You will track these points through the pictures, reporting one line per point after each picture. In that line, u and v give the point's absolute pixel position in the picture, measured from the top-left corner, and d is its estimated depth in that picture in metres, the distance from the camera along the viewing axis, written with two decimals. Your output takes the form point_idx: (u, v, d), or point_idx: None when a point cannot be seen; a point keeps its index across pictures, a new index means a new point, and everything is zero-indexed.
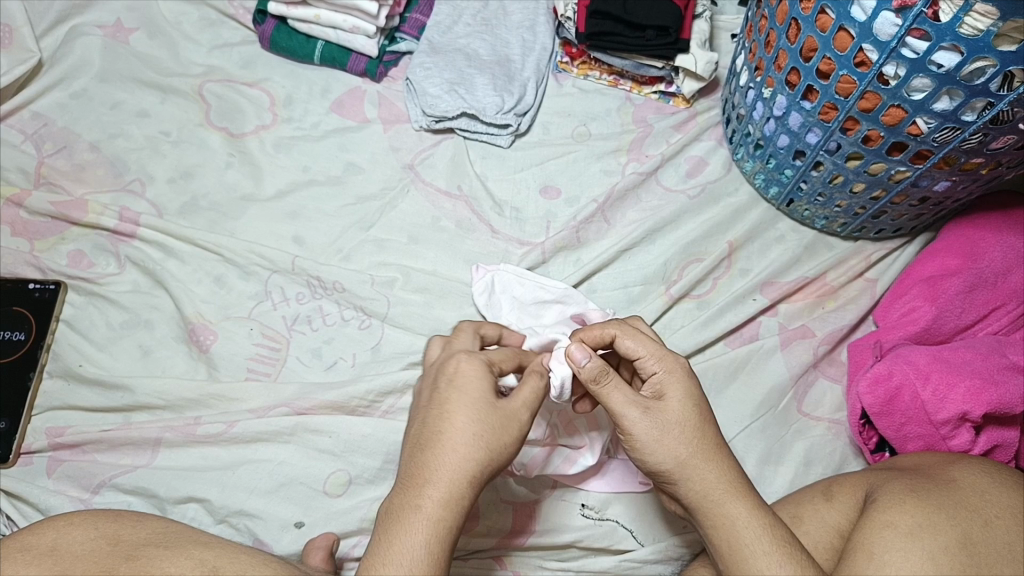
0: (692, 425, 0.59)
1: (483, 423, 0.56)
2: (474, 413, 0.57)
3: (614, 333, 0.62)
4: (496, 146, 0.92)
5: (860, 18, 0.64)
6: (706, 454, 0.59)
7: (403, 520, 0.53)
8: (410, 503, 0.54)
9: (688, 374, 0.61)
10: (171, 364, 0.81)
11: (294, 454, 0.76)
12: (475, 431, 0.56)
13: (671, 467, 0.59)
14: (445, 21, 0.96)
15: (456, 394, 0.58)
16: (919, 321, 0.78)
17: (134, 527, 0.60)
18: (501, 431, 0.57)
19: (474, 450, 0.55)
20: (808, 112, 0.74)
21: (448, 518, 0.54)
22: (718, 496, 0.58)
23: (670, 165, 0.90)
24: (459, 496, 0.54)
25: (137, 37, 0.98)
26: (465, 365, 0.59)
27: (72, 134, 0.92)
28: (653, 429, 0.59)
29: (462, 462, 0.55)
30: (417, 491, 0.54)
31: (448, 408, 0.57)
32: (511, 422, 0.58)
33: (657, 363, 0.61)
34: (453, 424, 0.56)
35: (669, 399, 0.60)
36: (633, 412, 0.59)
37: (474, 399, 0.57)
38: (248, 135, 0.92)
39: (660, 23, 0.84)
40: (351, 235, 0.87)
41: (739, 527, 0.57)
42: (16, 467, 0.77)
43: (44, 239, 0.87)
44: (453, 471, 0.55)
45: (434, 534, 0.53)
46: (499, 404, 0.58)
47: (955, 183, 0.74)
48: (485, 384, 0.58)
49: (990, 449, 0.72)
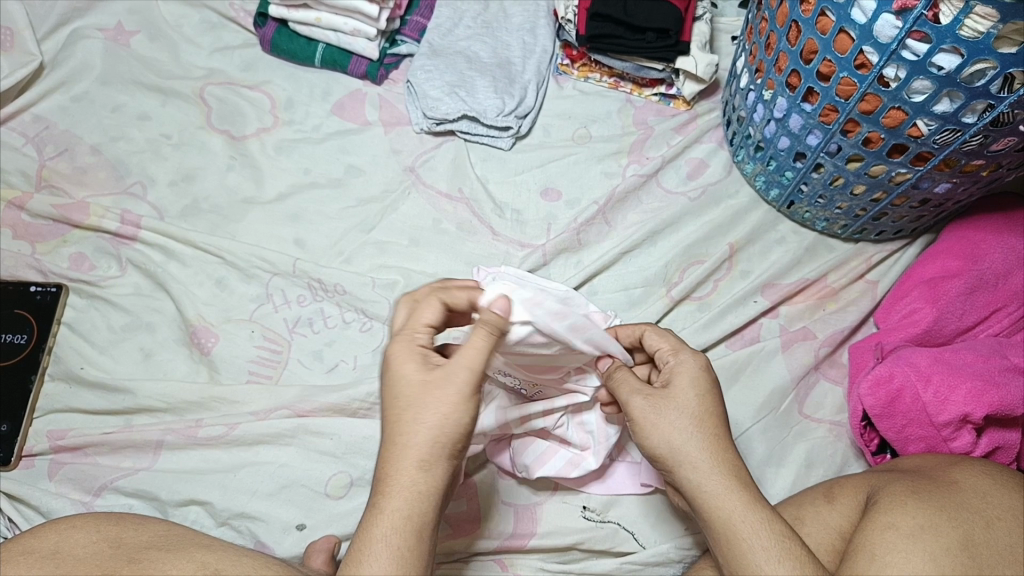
0: (693, 412, 0.60)
1: (416, 406, 0.54)
2: (404, 399, 0.55)
3: (642, 329, 0.66)
4: (497, 148, 0.92)
5: (860, 20, 0.64)
6: (702, 443, 0.59)
7: (370, 519, 0.54)
8: (372, 502, 0.54)
9: (698, 367, 0.62)
10: (172, 367, 0.81)
11: (295, 456, 0.76)
12: (412, 416, 0.54)
13: (664, 452, 0.60)
14: (446, 23, 0.96)
15: (387, 385, 0.56)
16: (920, 323, 0.78)
17: (137, 530, 0.61)
18: (439, 406, 0.54)
19: (415, 437, 0.54)
20: (808, 114, 0.74)
21: (406, 510, 0.53)
22: (712, 485, 0.58)
23: (670, 167, 0.90)
24: (411, 486, 0.53)
25: (138, 40, 0.98)
26: (389, 349, 0.57)
27: (73, 138, 0.93)
28: (651, 415, 0.60)
29: (405, 454, 0.54)
30: (377, 489, 0.54)
31: (386, 401, 0.56)
32: (446, 391, 0.54)
33: (669, 355, 0.64)
34: (391, 417, 0.55)
35: (672, 388, 0.61)
36: (636, 398, 0.61)
37: (404, 383, 0.55)
38: (248, 138, 0.93)
39: (661, 26, 0.85)
40: (352, 238, 0.87)
41: (737, 518, 0.56)
42: (18, 470, 0.77)
43: (45, 242, 0.87)
44: (397, 465, 0.54)
45: (395, 527, 0.53)
46: (428, 378, 0.55)
47: (955, 185, 0.74)
48: (410, 362, 0.55)
49: (991, 451, 0.72)
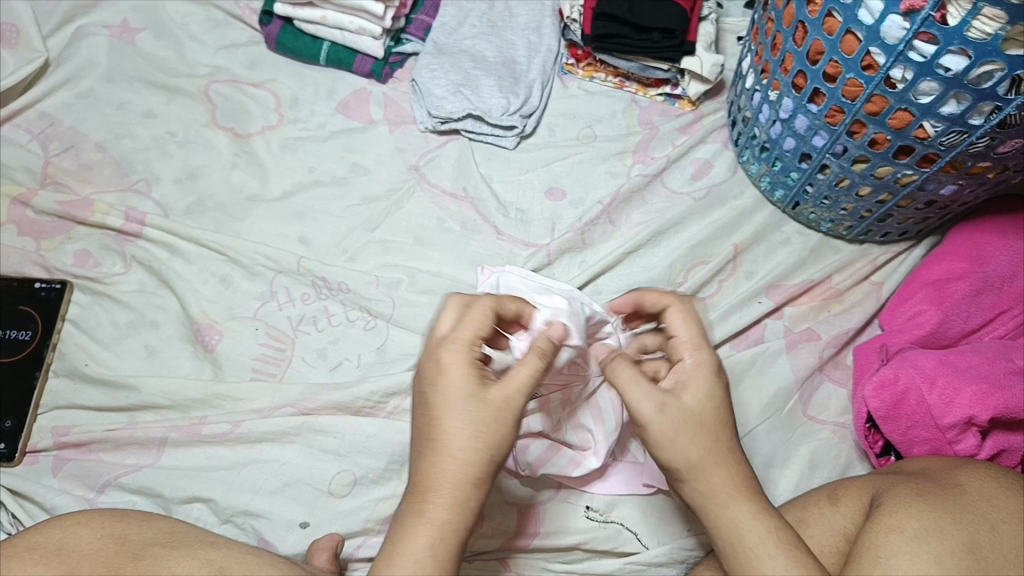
0: (706, 425, 0.58)
1: (475, 422, 0.55)
2: (463, 413, 0.55)
3: (667, 304, 0.64)
4: (502, 147, 0.92)
5: (867, 21, 0.64)
6: (716, 457, 0.58)
7: (408, 527, 0.54)
8: (414, 510, 0.54)
9: (714, 372, 0.60)
10: (176, 364, 0.81)
11: (299, 454, 0.76)
12: (468, 431, 0.55)
13: (678, 465, 0.58)
14: (451, 22, 0.96)
15: (440, 395, 0.56)
16: (926, 325, 0.78)
17: (141, 527, 0.61)
18: (495, 424, 0.55)
19: (472, 453, 0.54)
20: (814, 115, 0.74)
21: (453, 522, 0.54)
22: (722, 499, 0.57)
23: (675, 167, 0.90)
24: (461, 500, 0.54)
25: (144, 37, 0.98)
26: (446, 359, 0.56)
27: (78, 135, 0.93)
28: (667, 427, 0.58)
29: (458, 468, 0.54)
30: (420, 498, 0.54)
31: (436, 412, 0.56)
32: (503, 410, 0.55)
33: (687, 352, 0.61)
34: (444, 429, 0.55)
35: (688, 395, 0.59)
36: (649, 405, 0.58)
37: (460, 395, 0.55)
38: (253, 136, 0.92)
39: (667, 25, 0.85)
40: (357, 236, 0.87)
41: (745, 529, 0.56)
42: (22, 466, 0.77)
43: (50, 238, 0.87)
44: (450, 479, 0.54)
45: (439, 538, 0.53)
46: (487, 396, 0.55)
47: (961, 187, 0.74)
48: (469, 376, 0.56)
49: (996, 453, 0.72)
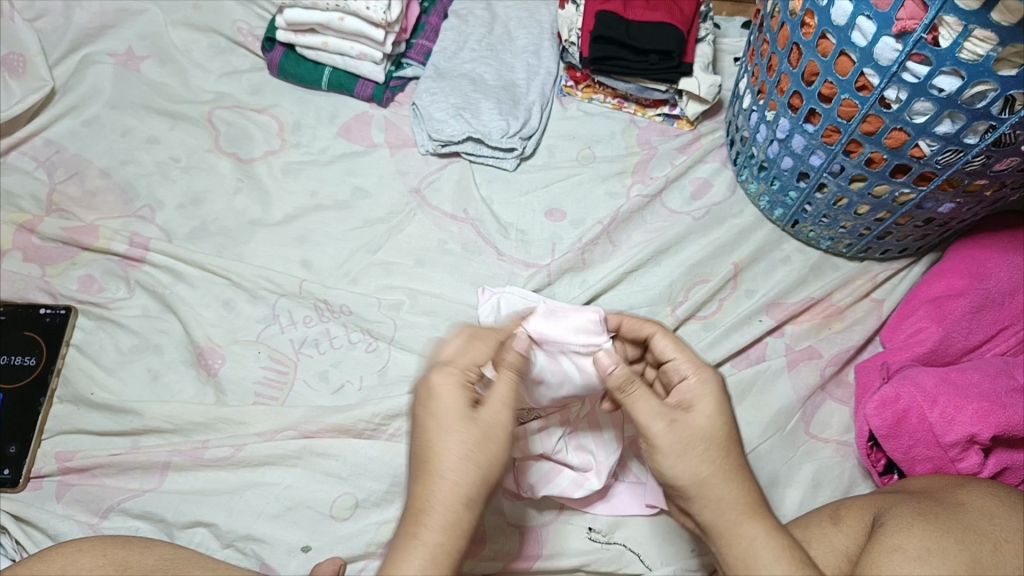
0: (717, 442, 0.58)
1: (465, 443, 0.55)
2: (455, 435, 0.56)
3: (652, 331, 0.65)
4: (502, 169, 0.92)
5: (860, 43, 0.64)
6: (728, 475, 0.57)
7: (405, 548, 0.54)
8: (408, 532, 0.55)
9: (719, 390, 0.60)
10: (180, 389, 0.81)
11: (301, 478, 0.76)
12: (461, 453, 0.55)
13: (688, 483, 0.57)
14: (451, 46, 0.97)
15: (433, 420, 0.57)
16: (926, 342, 0.78)
17: (142, 553, 0.61)
18: (484, 446, 0.56)
19: (463, 473, 0.55)
20: (810, 135, 0.75)
21: (446, 544, 0.54)
22: (734, 516, 0.57)
23: (674, 187, 0.91)
24: (458, 521, 0.55)
25: (148, 64, 1.00)
26: (435, 382, 0.57)
27: (84, 161, 0.94)
28: (677, 443, 0.57)
29: (452, 490, 0.55)
30: (413, 521, 0.55)
31: (429, 435, 0.56)
32: (493, 430, 0.56)
33: (689, 371, 0.61)
34: (434, 451, 0.56)
35: (696, 413, 0.58)
36: (658, 423, 0.57)
37: (452, 417, 0.56)
38: (256, 161, 0.94)
39: (663, 47, 0.85)
40: (358, 259, 0.88)
41: (757, 548, 0.56)
42: (26, 491, 0.77)
43: (56, 264, 0.88)
44: (446, 501, 0.55)
45: (433, 559, 0.54)
46: (477, 416, 0.56)
47: (959, 205, 0.74)
48: (458, 399, 0.57)
49: (1000, 472, 0.72)
